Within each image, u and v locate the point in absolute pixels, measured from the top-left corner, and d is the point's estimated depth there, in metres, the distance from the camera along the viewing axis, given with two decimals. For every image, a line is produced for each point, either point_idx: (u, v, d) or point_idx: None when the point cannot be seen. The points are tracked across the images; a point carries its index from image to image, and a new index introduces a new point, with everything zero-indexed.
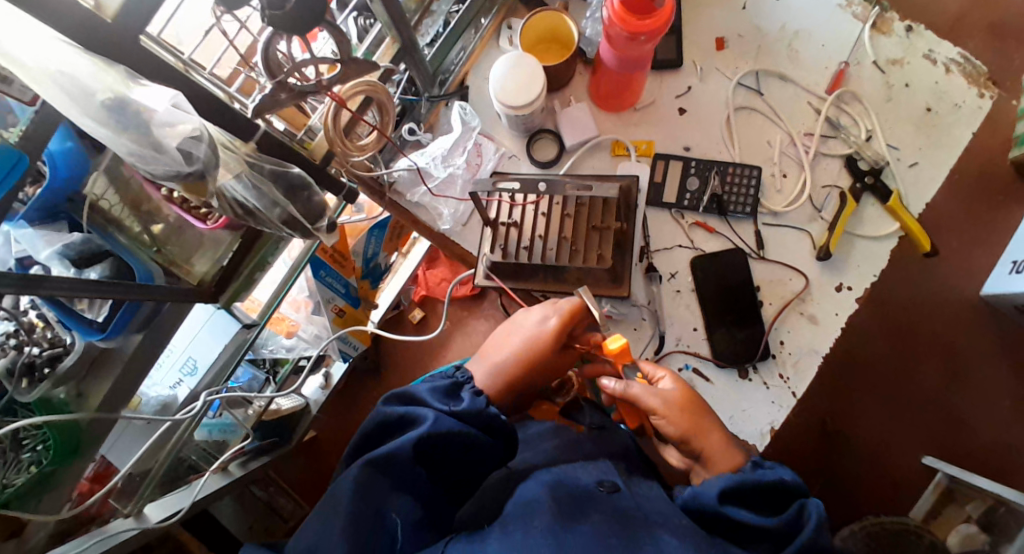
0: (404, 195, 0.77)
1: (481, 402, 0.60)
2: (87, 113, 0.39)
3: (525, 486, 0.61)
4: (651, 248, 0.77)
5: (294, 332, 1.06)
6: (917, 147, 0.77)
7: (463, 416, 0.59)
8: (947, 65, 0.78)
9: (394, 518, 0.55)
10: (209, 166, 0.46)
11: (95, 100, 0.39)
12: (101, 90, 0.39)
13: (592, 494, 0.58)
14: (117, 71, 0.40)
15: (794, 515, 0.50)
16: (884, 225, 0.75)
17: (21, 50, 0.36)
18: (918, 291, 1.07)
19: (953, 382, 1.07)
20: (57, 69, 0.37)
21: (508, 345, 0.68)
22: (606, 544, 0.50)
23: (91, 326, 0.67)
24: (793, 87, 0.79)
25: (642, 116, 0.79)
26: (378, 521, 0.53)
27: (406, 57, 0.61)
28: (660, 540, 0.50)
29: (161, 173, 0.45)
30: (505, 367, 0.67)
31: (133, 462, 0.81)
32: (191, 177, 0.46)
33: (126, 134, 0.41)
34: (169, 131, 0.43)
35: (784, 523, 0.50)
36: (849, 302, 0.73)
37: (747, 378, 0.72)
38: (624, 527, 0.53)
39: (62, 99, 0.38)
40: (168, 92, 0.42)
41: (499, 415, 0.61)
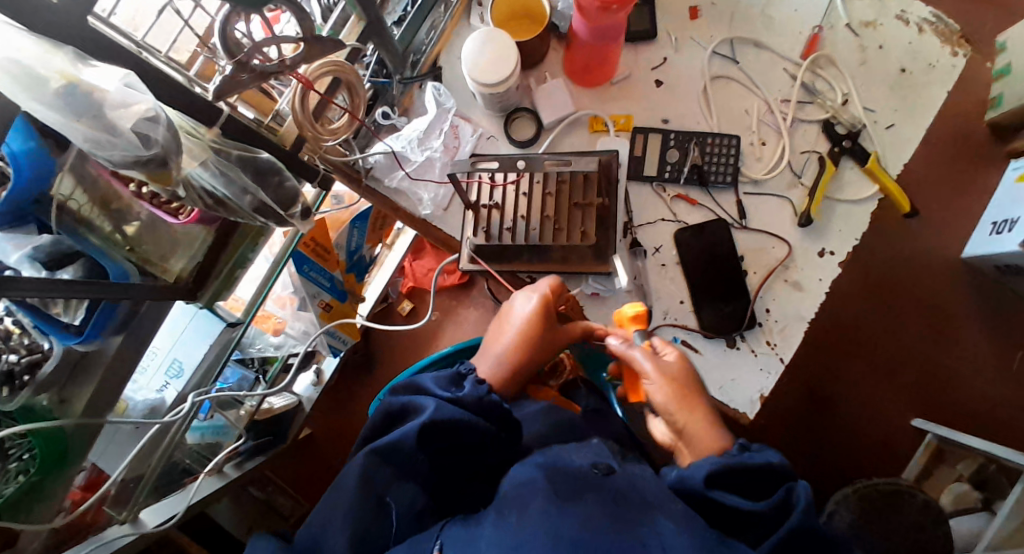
0: (382, 180, 0.75)
1: (482, 389, 0.59)
2: (41, 100, 0.37)
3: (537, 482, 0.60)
4: (634, 223, 0.76)
5: (281, 329, 1.06)
6: (893, 108, 0.77)
7: (465, 402, 0.57)
8: (920, 25, 0.78)
9: (391, 505, 0.56)
10: (168, 151, 0.44)
11: (46, 83, 0.37)
12: (52, 75, 0.37)
13: (588, 477, 0.57)
14: (65, 53, 0.38)
15: (784, 497, 0.49)
16: (864, 188, 0.75)
17: None
18: (900, 256, 1.08)
19: (939, 343, 1.08)
20: (4, 56, 0.36)
21: (506, 334, 0.67)
22: (602, 535, 0.49)
23: (68, 330, 0.66)
24: (768, 53, 0.79)
25: (618, 90, 0.79)
26: (378, 507, 0.55)
27: (373, 37, 0.60)
28: (658, 523, 0.50)
29: (120, 161, 0.42)
30: (508, 354, 0.66)
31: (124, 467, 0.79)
32: (154, 163, 0.44)
33: (81, 120, 0.39)
34: (124, 113, 0.41)
35: (771, 508, 0.49)
36: (832, 267, 0.74)
37: (735, 347, 0.72)
38: (626, 510, 0.52)
39: (10, 85, 0.37)
40: (118, 72, 0.40)
41: (498, 401, 0.60)
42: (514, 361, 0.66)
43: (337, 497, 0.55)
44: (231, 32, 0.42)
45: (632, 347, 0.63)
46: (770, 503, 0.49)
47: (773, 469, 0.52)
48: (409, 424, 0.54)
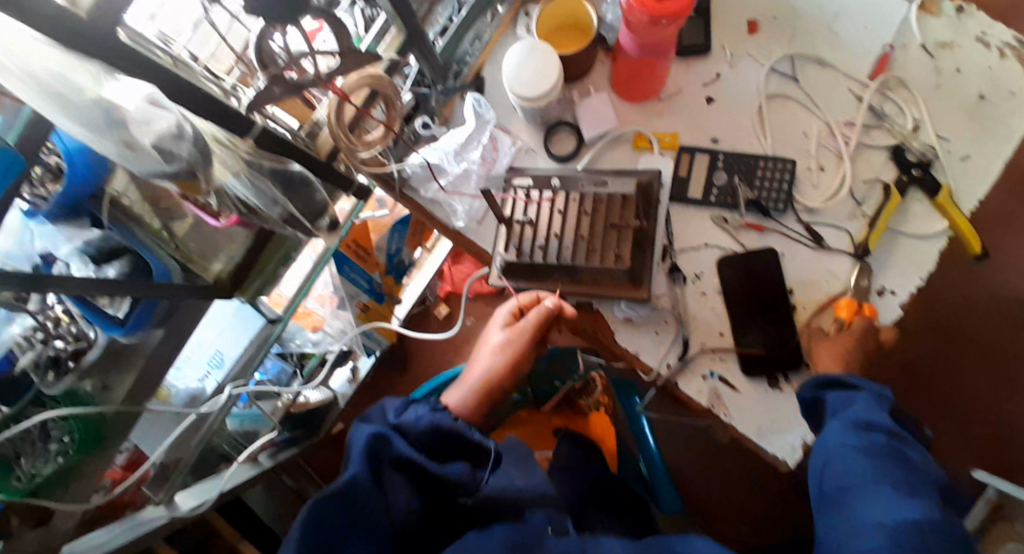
0: (418, 190, 0.74)
1: (426, 418, 0.65)
2: (73, 115, 0.38)
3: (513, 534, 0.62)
4: (674, 247, 0.72)
5: (320, 326, 1.07)
6: (970, 138, 0.70)
7: (407, 432, 0.65)
8: (1001, 49, 0.71)
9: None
10: (196, 164, 0.46)
11: (81, 98, 0.38)
12: (85, 91, 0.38)
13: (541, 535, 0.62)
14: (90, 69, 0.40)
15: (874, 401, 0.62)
16: (931, 223, 0.69)
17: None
18: (971, 294, 0.99)
19: (1010, 391, 0.99)
20: (38, 71, 0.36)
21: (480, 359, 0.76)
22: None
23: (112, 321, 0.68)
24: (832, 72, 0.73)
25: (666, 106, 0.75)
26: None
27: (414, 49, 0.59)
28: None
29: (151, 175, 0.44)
30: (479, 379, 0.75)
31: (161, 451, 0.83)
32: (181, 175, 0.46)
33: (109, 136, 0.40)
34: (146, 129, 0.42)
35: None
36: (892, 307, 0.69)
37: (777, 387, 0.68)
38: None
39: (40, 100, 0.37)
40: (142, 89, 0.42)
41: (451, 424, 0.66)
42: (483, 385, 0.74)
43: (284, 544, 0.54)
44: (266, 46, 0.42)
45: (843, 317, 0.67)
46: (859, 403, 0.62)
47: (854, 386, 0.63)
48: (357, 464, 0.59)
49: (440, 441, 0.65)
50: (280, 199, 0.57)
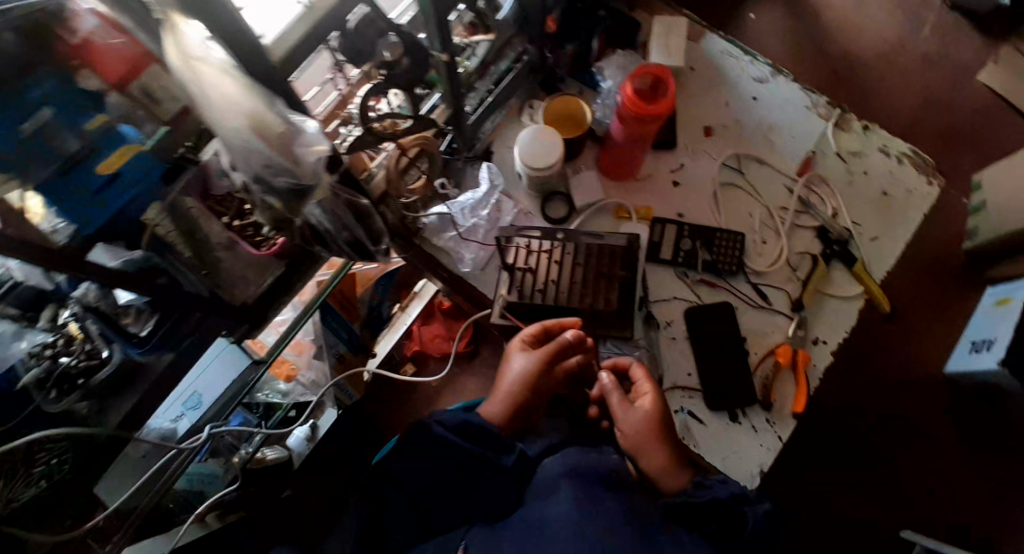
0: (431, 239, 0.85)
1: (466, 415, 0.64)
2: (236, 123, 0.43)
3: (554, 498, 0.60)
4: (649, 298, 0.86)
5: (293, 376, 1.13)
6: (877, 224, 0.90)
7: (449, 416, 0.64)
8: (900, 157, 0.93)
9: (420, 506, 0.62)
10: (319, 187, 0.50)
11: (239, 110, 0.42)
12: (248, 107, 0.43)
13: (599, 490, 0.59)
14: (275, 103, 0.46)
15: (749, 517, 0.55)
16: (849, 287, 0.86)
17: (208, 75, 0.41)
18: (884, 365, 1.22)
19: (920, 454, 1.20)
20: (227, 93, 0.42)
21: (504, 379, 0.72)
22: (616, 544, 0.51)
23: (132, 340, 0.71)
24: (770, 168, 0.92)
25: (642, 186, 0.91)
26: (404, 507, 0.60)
27: (454, 123, 0.71)
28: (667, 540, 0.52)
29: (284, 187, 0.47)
30: (508, 394, 0.71)
31: (124, 498, 0.78)
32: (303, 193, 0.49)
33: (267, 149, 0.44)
34: (308, 151, 0.47)
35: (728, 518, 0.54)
36: (825, 353, 0.83)
37: (737, 421, 0.80)
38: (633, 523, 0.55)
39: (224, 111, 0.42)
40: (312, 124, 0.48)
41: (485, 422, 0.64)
42: (509, 402, 0.71)
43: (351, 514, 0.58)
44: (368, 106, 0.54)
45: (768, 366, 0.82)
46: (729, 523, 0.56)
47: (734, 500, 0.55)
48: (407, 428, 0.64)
49: (473, 438, 0.63)
50: (353, 223, 0.58)
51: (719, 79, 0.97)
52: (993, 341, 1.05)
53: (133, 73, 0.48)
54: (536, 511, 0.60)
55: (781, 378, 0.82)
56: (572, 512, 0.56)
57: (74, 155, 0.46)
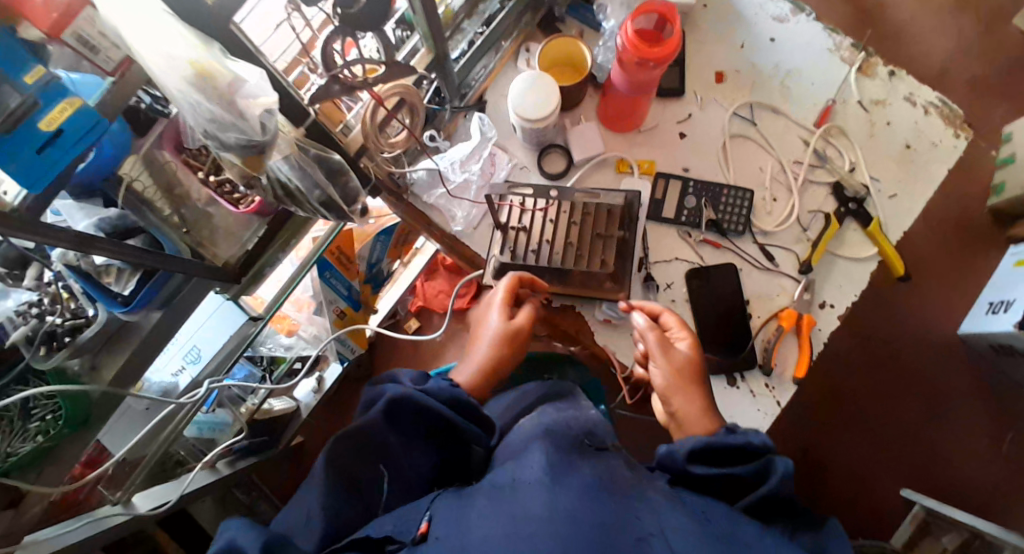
0: (421, 195, 0.82)
1: (448, 386, 0.64)
2: (175, 79, 0.39)
3: (525, 463, 0.56)
4: (649, 259, 0.81)
5: (295, 330, 1.09)
6: (896, 180, 0.84)
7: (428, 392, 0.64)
8: (926, 107, 0.86)
9: (382, 477, 0.61)
10: (274, 138, 0.47)
11: (176, 64, 0.38)
12: (186, 58, 0.38)
13: (583, 447, 0.60)
14: (213, 48, 0.41)
15: (762, 468, 0.54)
16: (863, 249, 0.81)
17: (136, 28, 0.36)
18: (897, 327, 1.18)
19: (928, 418, 1.18)
20: (160, 46, 0.37)
21: (484, 338, 0.71)
22: (598, 506, 0.49)
23: (115, 299, 0.66)
24: (784, 119, 0.85)
25: (646, 137, 0.85)
26: (370, 470, 0.61)
27: (438, 68, 0.66)
28: (649, 499, 0.51)
29: (232, 143, 0.44)
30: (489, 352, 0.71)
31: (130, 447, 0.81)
32: (257, 149, 0.46)
33: (212, 103, 0.41)
34: (252, 103, 0.44)
35: (753, 472, 0.54)
36: (832, 318, 0.79)
37: (735, 386, 0.77)
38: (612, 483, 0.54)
39: (160, 64, 0.38)
40: (257, 71, 0.44)
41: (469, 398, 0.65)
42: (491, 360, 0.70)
43: (315, 481, 0.59)
44: (330, 49, 0.50)
45: (774, 330, 0.78)
46: (748, 470, 0.54)
47: (752, 448, 0.56)
48: (374, 408, 0.62)
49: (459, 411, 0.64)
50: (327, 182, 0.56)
51: (732, 19, 0.89)
52: (1011, 304, 1.00)
53: (67, 18, 0.42)
54: (507, 474, 0.56)
55: (786, 343, 0.79)
56: (541, 474, 0.53)
57: (15, 110, 0.41)
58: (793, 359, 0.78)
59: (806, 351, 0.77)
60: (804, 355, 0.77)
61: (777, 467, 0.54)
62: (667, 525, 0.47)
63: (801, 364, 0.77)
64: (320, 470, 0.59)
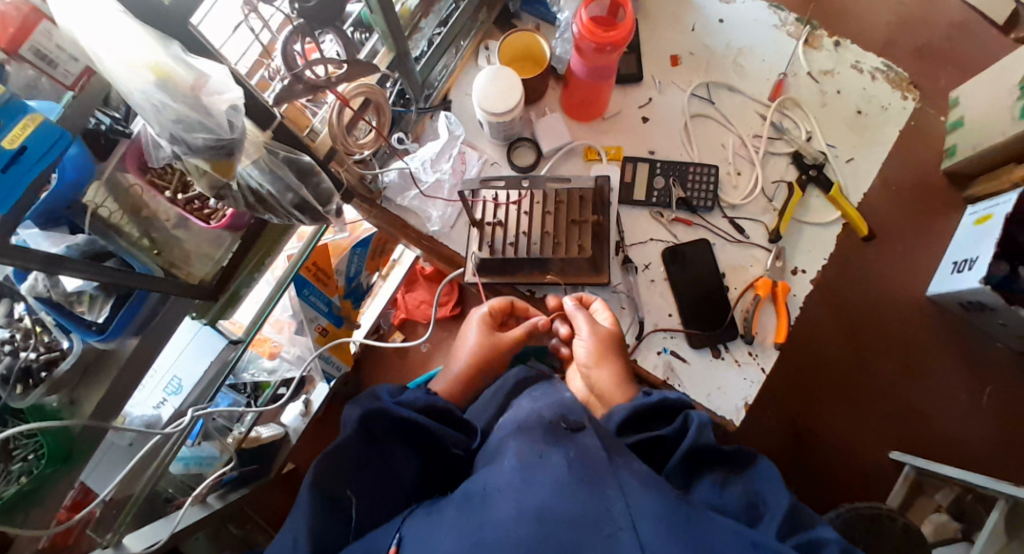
0: (394, 199, 0.82)
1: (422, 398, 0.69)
2: (135, 84, 0.39)
3: (497, 468, 0.58)
4: (625, 242, 0.83)
5: (277, 352, 1.10)
6: (852, 145, 0.87)
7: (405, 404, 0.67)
8: (872, 73, 0.89)
9: (352, 502, 0.60)
10: (241, 140, 0.46)
11: (132, 70, 0.38)
12: (141, 60, 0.38)
13: (556, 430, 0.61)
14: (173, 46, 0.41)
15: (682, 424, 0.63)
16: (828, 213, 0.84)
17: (95, 35, 0.37)
18: (869, 294, 1.22)
19: (908, 378, 1.21)
20: (112, 49, 0.38)
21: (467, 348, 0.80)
22: (564, 495, 0.52)
23: (90, 328, 0.64)
24: (741, 96, 0.88)
25: (610, 124, 0.87)
26: (341, 494, 0.60)
27: (400, 68, 0.67)
28: (622, 483, 0.53)
29: (200, 143, 0.44)
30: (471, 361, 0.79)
31: (114, 486, 0.78)
32: (225, 150, 0.46)
33: (175, 105, 0.41)
34: (217, 100, 0.43)
35: (675, 431, 0.63)
36: (805, 282, 0.82)
37: (720, 357, 0.79)
38: (589, 469, 0.55)
39: (120, 70, 0.39)
40: (221, 68, 0.43)
41: (437, 402, 0.70)
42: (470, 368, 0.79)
43: (296, 515, 0.58)
44: (290, 51, 0.50)
45: (751, 301, 0.80)
46: (671, 428, 0.63)
47: (669, 403, 0.66)
48: (346, 431, 0.61)
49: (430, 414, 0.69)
50: (299, 183, 0.57)
51: (682, 4, 0.92)
52: (976, 260, 1.04)
53: (24, 33, 0.43)
54: (478, 481, 0.57)
55: (764, 312, 0.80)
56: (511, 478, 0.55)
57: None
58: (773, 326, 0.80)
59: (785, 317, 0.79)
60: (783, 321, 0.79)
61: (694, 416, 0.62)
62: (636, 517, 0.50)
63: (781, 330, 0.79)
64: (305, 492, 0.58)
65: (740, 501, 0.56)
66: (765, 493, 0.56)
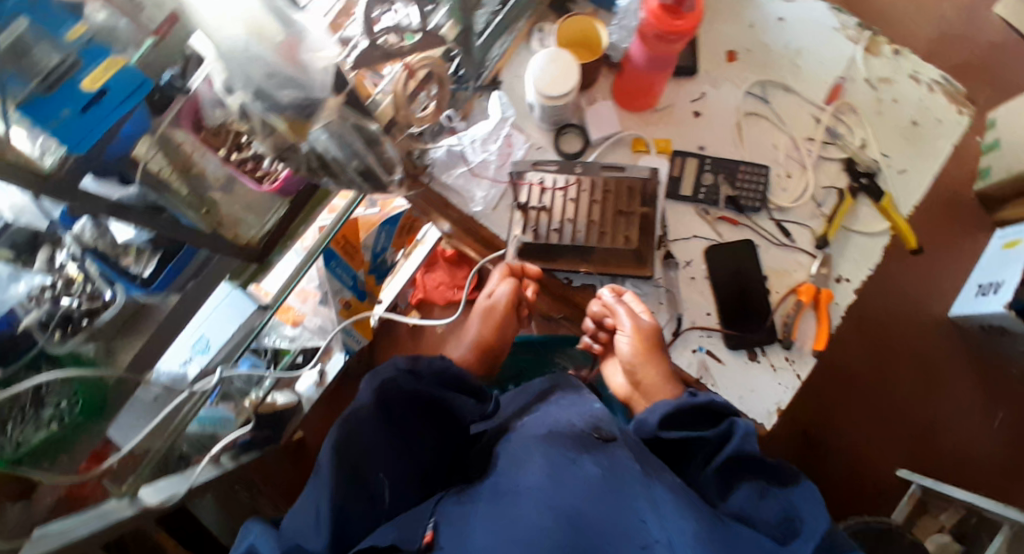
0: (440, 176, 0.81)
1: (439, 363, 0.69)
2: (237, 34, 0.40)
3: (527, 468, 0.61)
4: (668, 238, 0.82)
5: (300, 321, 1.09)
6: (905, 156, 0.85)
7: (421, 372, 0.67)
8: (930, 85, 0.87)
9: (382, 481, 0.61)
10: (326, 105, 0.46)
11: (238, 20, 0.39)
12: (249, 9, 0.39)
13: (587, 439, 0.63)
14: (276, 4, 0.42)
15: (726, 429, 0.62)
16: (877, 223, 0.82)
17: None
18: (889, 307, 1.22)
19: (923, 394, 1.20)
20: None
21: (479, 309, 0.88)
22: (597, 501, 0.55)
23: (135, 281, 0.64)
24: (796, 97, 0.87)
25: (661, 115, 0.86)
26: (371, 478, 0.60)
27: (462, 41, 0.65)
28: (655, 498, 0.53)
29: (288, 102, 0.44)
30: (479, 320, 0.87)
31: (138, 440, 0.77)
32: (308, 109, 0.45)
33: (274, 57, 0.41)
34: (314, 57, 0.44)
35: (719, 435, 0.62)
36: (848, 292, 0.81)
37: (756, 360, 0.78)
38: (613, 480, 0.57)
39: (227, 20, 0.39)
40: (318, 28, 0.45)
41: (450, 366, 0.70)
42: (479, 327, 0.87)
43: (319, 481, 0.56)
44: None
45: (792, 307, 0.79)
46: (716, 432, 0.62)
47: (716, 406, 0.65)
48: (362, 397, 0.61)
49: (445, 382, 0.69)
50: (364, 151, 0.55)
51: None
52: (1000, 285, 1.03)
53: None
54: (509, 477, 0.61)
55: (804, 319, 0.79)
56: (542, 480, 0.58)
57: (56, 68, 0.39)
58: (813, 334, 0.79)
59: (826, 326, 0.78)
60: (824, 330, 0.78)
61: (741, 426, 0.61)
62: (660, 525, 0.51)
63: (820, 339, 0.78)
64: (327, 461, 0.56)
65: (776, 514, 0.55)
66: (802, 510, 0.54)
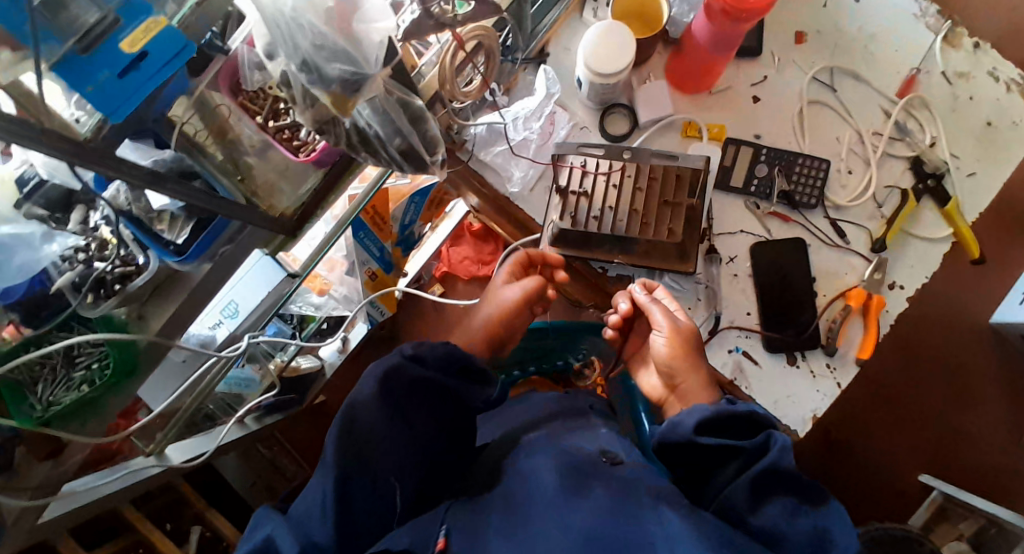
0: (479, 152, 0.77)
1: (446, 346, 0.64)
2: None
3: (542, 473, 0.61)
4: (713, 231, 0.78)
5: (326, 291, 1.05)
6: (976, 158, 0.79)
7: (425, 359, 0.63)
8: (1008, 84, 0.80)
9: (393, 487, 0.58)
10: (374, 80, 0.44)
11: None
12: None
13: (596, 464, 0.62)
14: None
15: (761, 440, 0.57)
16: (939, 228, 0.77)
17: None
18: (931, 311, 1.16)
19: (954, 403, 1.16)
20: None
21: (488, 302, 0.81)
22: (610, 521, 0.54)
23: (167, 248, 0.62)
24: (865, 86, 0.81)
25: (717, 100, 0.81)
26: (379, 481, 0.57)
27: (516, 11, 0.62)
28: (661, 516, 0.53)
29: (335, 73, 0.42)
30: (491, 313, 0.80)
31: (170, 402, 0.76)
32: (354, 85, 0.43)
33: (323, 28, 0.39)
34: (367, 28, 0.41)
35: (755, 445, 0.57)
36: (900, 299, 0.76)
37: (795, 365, 0.74)
38: (624, 495, 0.57)
39: None
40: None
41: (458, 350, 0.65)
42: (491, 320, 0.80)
43: (325, 469, 0.56)
44: None
45: (839, 311, 0.75)
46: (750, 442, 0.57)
47: (754, 417, 0.60)
48: (365, 384, 0.59)
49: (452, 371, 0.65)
50: (407, 128, 0.53)
51: None
52: None
53: None
54: (522, 483, 0.62)
55: (851, 324, 0.75)
56: (556, 496, 0.57)
57: (95, 27, 0.36)
58: (860, 341, 0.75)
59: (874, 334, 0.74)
60: (871, 338, 0.74)
61: (774, 438, 0.57)
62: (677, 543, 0.49)
63: (867, 347, 0.74)
64: (331, 445, 0.56)
65: (807, 532, 0.52)
66: (835, 533, 0.51)
